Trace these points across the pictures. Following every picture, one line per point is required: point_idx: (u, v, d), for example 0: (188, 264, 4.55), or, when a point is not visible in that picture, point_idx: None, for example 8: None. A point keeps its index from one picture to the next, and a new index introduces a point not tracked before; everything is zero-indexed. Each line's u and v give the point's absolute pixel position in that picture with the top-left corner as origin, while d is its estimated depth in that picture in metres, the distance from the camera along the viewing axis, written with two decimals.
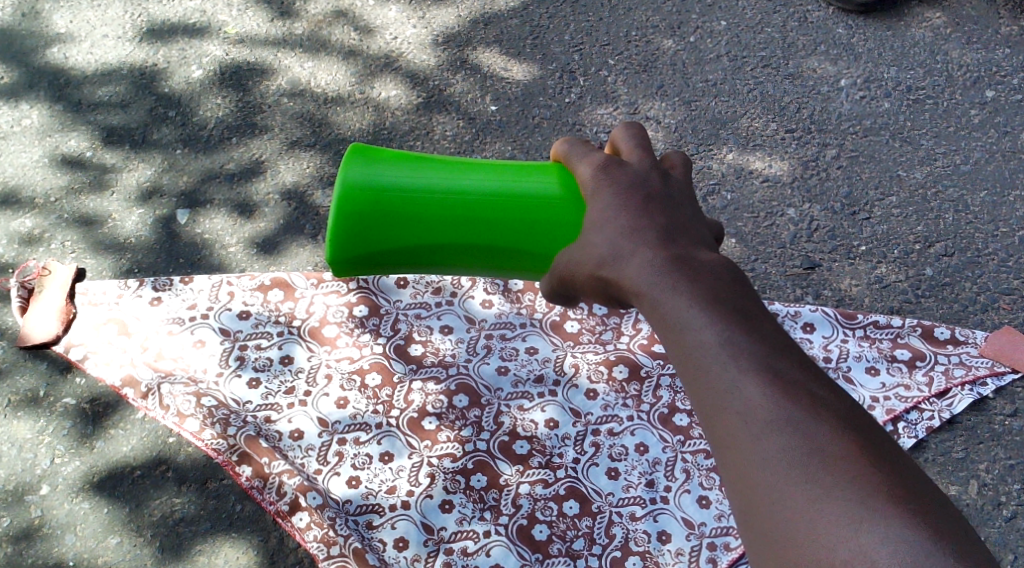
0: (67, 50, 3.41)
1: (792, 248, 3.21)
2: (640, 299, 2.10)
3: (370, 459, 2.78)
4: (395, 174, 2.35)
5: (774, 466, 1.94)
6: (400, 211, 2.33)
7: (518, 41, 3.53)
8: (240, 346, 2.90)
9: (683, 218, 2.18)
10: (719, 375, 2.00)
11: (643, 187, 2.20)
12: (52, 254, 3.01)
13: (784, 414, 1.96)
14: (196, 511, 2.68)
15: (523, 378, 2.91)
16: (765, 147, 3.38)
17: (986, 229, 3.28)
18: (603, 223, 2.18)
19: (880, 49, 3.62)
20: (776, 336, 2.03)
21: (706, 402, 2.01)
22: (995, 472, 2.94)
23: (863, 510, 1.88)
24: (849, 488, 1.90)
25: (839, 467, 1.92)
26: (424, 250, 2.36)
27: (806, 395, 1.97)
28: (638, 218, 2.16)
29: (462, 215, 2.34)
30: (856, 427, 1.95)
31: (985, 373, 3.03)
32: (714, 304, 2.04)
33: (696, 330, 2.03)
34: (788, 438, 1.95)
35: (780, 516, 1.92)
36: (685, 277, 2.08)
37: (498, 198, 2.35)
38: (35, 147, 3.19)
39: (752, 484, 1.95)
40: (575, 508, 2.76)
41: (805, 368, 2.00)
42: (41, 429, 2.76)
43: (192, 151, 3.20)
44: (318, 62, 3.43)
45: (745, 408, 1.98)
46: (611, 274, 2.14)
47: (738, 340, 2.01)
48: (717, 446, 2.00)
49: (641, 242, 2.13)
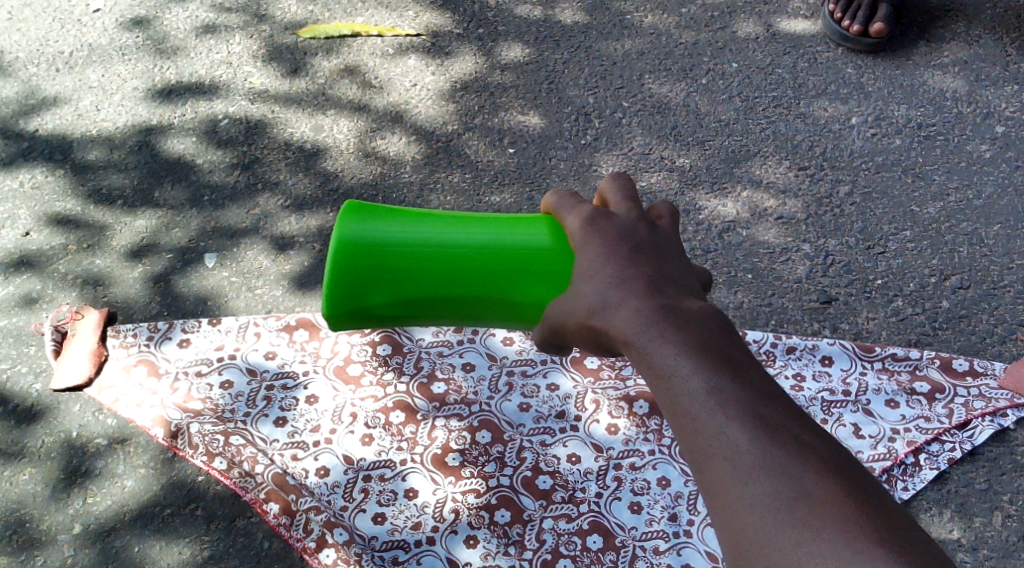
0: (98, 102, 3.51)
1: (808, 282, 3.25)
2: (629, 347, 2.14)
3: (395, 495, 2.82)
4: (388, 231, 2.41)
5: (762, 510, 1.98)
6: (395, 265, 2.39)
7: (534, 86, 3.61)
8: (267, 386, 2.95)
9: (671, 267, 2.22)
10: (706, 422, 2.04)
11: (630, 237, 2.25)
12: (85, 300, 3.08)
13: (770, 458, 1.99)
14: (225, 548, 2.73)
15: (545, 414, 2.95)
16: (779, 185, 3.44)
17: (1001, 261, 3.32)
18: (591, 273, 2.22)
19: (889, 88, 3.68)
20: (762, 382, 2.07)
21: (694, 449, 2.04)
22: (1019, 502, 2.95)
23: (849, 553, 1.91)
24: (836, 531, 1.93)
25: (825, 509, 1.95)
26: (416, 303, 2.41)
27: (793, 440, 2.01)
28: (626, 268, 2.20)
29: (454, 268, 2.40)
30: (841, 471, 1.99)
31: (1005, 404, 3.05)
32: (701, 352, 2.08)
33: (684, 378, 2.07)
34: (775, 482, 1.98)
35: (768, 559, 1.95)
36: (673, 325, 2.12)
37: (489, 250, 2.41)
38: (67, 196, 3.28)
39: (741, 527, 1.98)
40: (599, 542, 2.79)
41: (791, 414, 2.04)
42: (73, 470, 2.82)
43: (218, 198, 3.28)
44: (339, 111, 3.52)
45: (732, 452, 2.01)
46: (601, 323, 2.18)
47: (724, 386, 2.05)
48: (706, 491, 2.03)
49: (628, 292, 2.17)
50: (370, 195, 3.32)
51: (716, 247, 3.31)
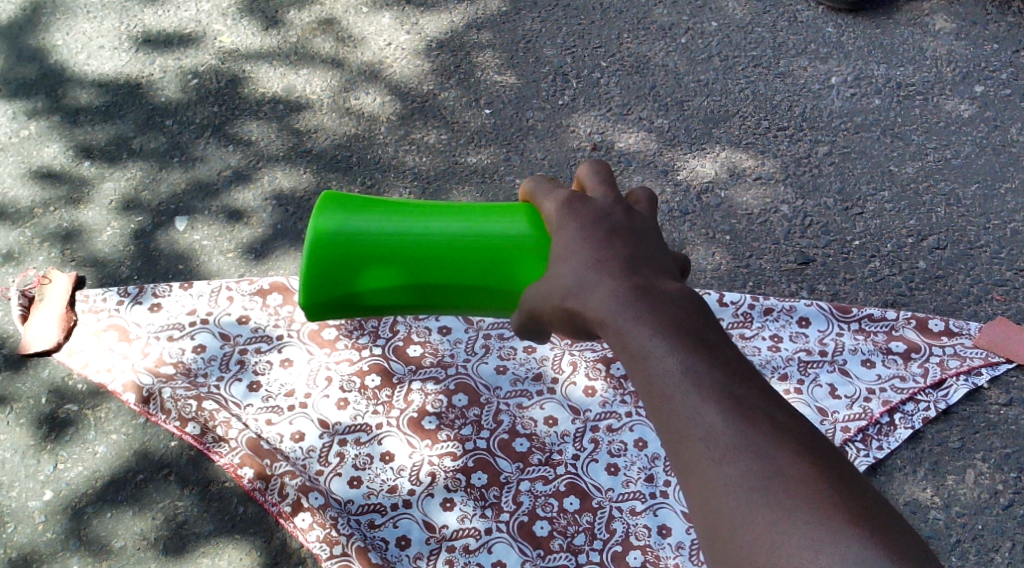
0: (64, 62, 3.44)
1: (785, 244, 3.24)
2: (605, 328, 2.12)
3: (371, 459, 2.80)
4: (365, 222, 2.37)
5: (737, 491, 1.97)
6: (372, 255, 2.36)
7: (511, 45, 3.57)
8: (240, 350, 2.92)
9: (647, 249, 2.20)
10: (682, 403, 2.02)
11: (607, 219, 2.23)
12: (52, 264, 3.03)
13: (745, 440, 1.98)
14: (199, 513, 2.71)
15: (522, 376, 2.94)
16: (757, 145, 3.41)
17: (978, 221, 3.32)
18: (567, 256, 2.20)
19: (870, 47, 3.66)
20: (737, 363, 2.06)
21: (669, 430, 2.03)
22: (991, 461, 2.97)
23: (823, 533, 1.91)
24: (810, 510, 1.93)
25: (799, 490, 1.95)
26: (393, 293, 2.38)
27: (767, 421, 2.00)
28: (603, 249, 2.18)
29: (434, 258, 2.36)
30: (816, 452, 1.98)
31: (979, 363, 3.06)
32: (677, 333, 2.07)
33: (659, 360, 2.05)
34: (749, 463, 1.97)
35: (742, 539, 1.95)
36: (649, 306, 2.10)
37: (468, 239, 2.37)
38: (33, 158, 3.22)
39: (715, 508, 1.97)
40: (575, 504, 2.79)
41: (765, 395, 2.03)
42: (43, 436, 2.79)
43: (188, 159, 3.23)
44: (312, 70, 3.46)
45: (708, 433, 2.00)
46: (577, 305, 2.15)
47: (699, 368, 2.03)
48: (680, 472, 2.02)
49: (604, 274, 2.15)
50: (344, 157, 3.27)
51: (694, 208, 3.28)
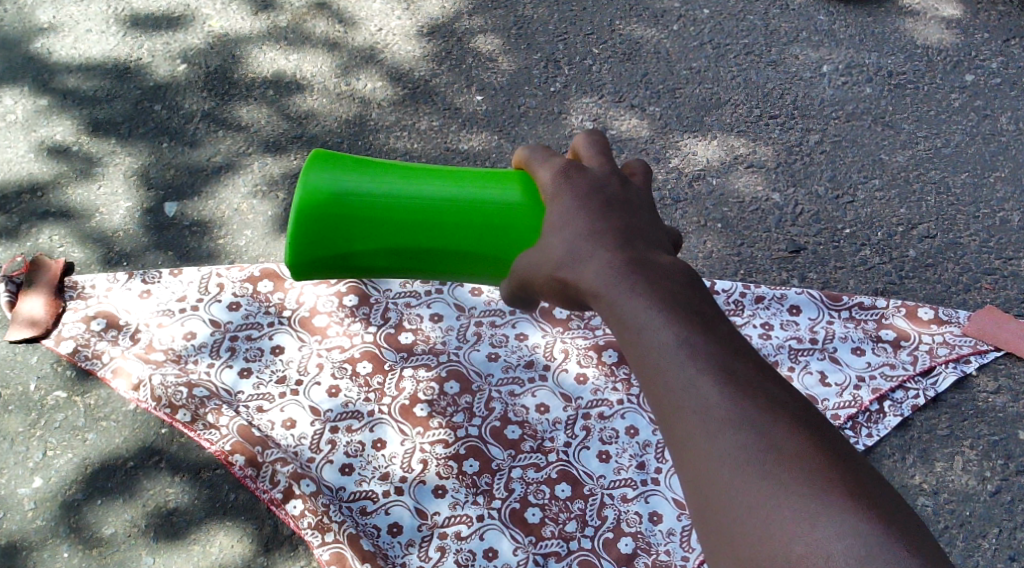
0: (51, 44, 3.42)
1: (777, 232, 3.25)
2: (599, 300, 2.12)
3: (363, 446, 2.80)
4: (356, 181, 2.36)
5: (731, 463, 1.96)
6: (361, 214, 2.35)
7: (503, 31, 3.56)
8: (231, 337, 2.91)
9: (641, 222, 2.21)
10: (677, 375, 2.02)
11: (602, 190, 2.23)
12: (40, 249, 3.01)
13: (741, 411, 1.98)
14: (189, 500, 2.70)
15: (513, 364, 2.94)
16: (749, 133, 3.42)
17: (968, 210, 3.33)
18: (562, 225, 2.21)
19: (861, 36, 3.67)
20: (732, 338, 2.06)
21: (665, 402, 2.03)
22: (979, 448, 2.98)
23: (817, 505, 1.91)
24: (804, 482, 1.93)
25: (794, 462, 1.94)
26: (381, 253, 2.37)
27: (761, 393, 2.00)
28: (597, 221, 2.18)
29: (423, 222, 2.36)
30: (810, 425, 1.98)
31: (969, 351, 3.07)
32: (672, 304, 2.07)
33: (654, 332, 2.05)
34: (745, 435, 1.97)
35: (735, 510, 1.95)
36: (644, 278, 2.11)
37: (459, 205, 2.37)
38: (21, 142, 3.20)
39: (709, 479, 1.97)
40: (567, 491, 2.79)
41: (759, 368, 2.03)
42: (32, 423, 2.77)
43: (178, 145, 3.21)
44: (303, 55, 3.44)
45: (704, 402, 2.00)
46: (571, 276, 2.16)
47: (694, 340, 2.04)
48: (675, 444, 2.01)
49: (599, 245, 2.15)
50: (335, 144, 3.26)
51: (686, 196, 3.28)
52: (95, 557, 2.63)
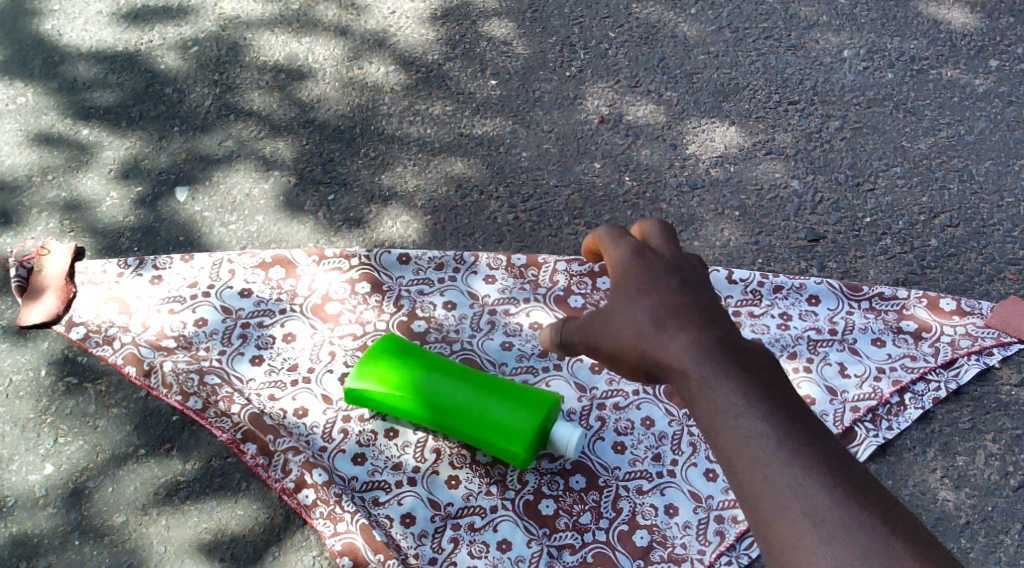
0: (62, 27, 3.40)
1: (796, 220, 3.20)
2: (648, 330, 2.12)
3: (375, 435, 2.75)
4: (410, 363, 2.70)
5: (781, 491, 1.96)
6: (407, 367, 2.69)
7: (517, 15, 3.51)
8: (242, 324, 2.84)
9: (695, 268, 2.21)
10: (722, 403, 2.03)
11: (667, 269, 2.19)
12: (50, 234, 2.97)
13: (787, 441, 1.98)
14: (201, 489, 2.66)
15: (528, 353, 2.87)
16: (768, 119, 3.36)
17: (991, 198, 3.26)
18: (632, 300, 2.16)
19: (883, 20, 3.60)
20: (769, 361, 2.09)
21: (711, 431, 2.03)
22: (1001, 442, 2.95)
23: (878, 563, 1.90)
24: (853, 514, 1.93)
25: (840, 493, 1.95)
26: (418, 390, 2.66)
27: (803, 420, 2.01)
28: (645, 258, 2.21)
29: (460, 383, 2.67)
30: (846, 455, 2.00)
31: (992, 343, 3.02)
32: (734, 359, 2.05)
33: (700, 360, 2.07)
34: (790, 463, 1.97)
35: (787, 535, 1.94)
36: (690, 306, 2.14)
37: (490, 404, 2.64)
38: (30, 125, 3.17)
39: (758, 505, 1.98)
40: (581, 483, 2.75)
41: (793, 391, 2.07)
42: (43, 409, 2.74)
43: (188, 129, 3.18)
44: (314, 38, 3.40)
45: (767, 459, 1.98)
46: (612, 301, 2.19)
47: (740, 368, 2.05)
48: (724, 468, 2.02)
49: (654, 282, 2.16)
50: (347, 128, 3.20)
51: (704, 183, 3.23)
52: (106, 545, 2.59)
